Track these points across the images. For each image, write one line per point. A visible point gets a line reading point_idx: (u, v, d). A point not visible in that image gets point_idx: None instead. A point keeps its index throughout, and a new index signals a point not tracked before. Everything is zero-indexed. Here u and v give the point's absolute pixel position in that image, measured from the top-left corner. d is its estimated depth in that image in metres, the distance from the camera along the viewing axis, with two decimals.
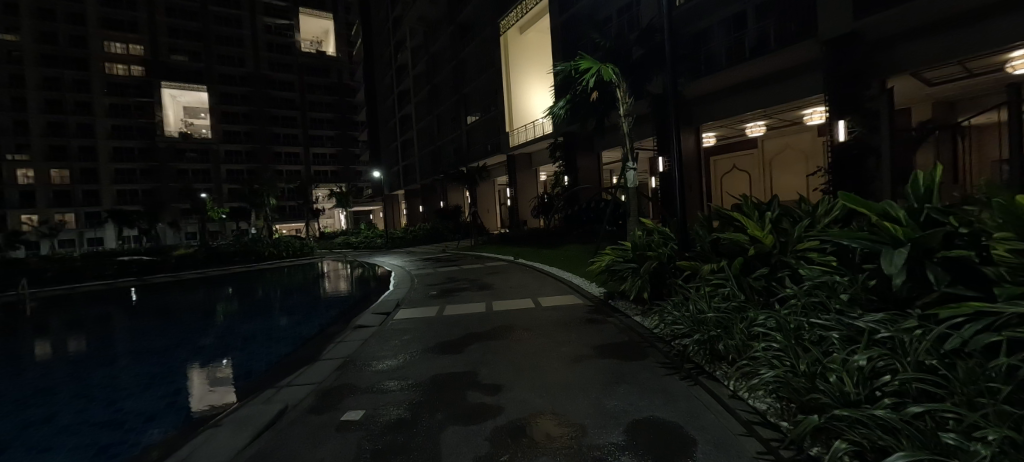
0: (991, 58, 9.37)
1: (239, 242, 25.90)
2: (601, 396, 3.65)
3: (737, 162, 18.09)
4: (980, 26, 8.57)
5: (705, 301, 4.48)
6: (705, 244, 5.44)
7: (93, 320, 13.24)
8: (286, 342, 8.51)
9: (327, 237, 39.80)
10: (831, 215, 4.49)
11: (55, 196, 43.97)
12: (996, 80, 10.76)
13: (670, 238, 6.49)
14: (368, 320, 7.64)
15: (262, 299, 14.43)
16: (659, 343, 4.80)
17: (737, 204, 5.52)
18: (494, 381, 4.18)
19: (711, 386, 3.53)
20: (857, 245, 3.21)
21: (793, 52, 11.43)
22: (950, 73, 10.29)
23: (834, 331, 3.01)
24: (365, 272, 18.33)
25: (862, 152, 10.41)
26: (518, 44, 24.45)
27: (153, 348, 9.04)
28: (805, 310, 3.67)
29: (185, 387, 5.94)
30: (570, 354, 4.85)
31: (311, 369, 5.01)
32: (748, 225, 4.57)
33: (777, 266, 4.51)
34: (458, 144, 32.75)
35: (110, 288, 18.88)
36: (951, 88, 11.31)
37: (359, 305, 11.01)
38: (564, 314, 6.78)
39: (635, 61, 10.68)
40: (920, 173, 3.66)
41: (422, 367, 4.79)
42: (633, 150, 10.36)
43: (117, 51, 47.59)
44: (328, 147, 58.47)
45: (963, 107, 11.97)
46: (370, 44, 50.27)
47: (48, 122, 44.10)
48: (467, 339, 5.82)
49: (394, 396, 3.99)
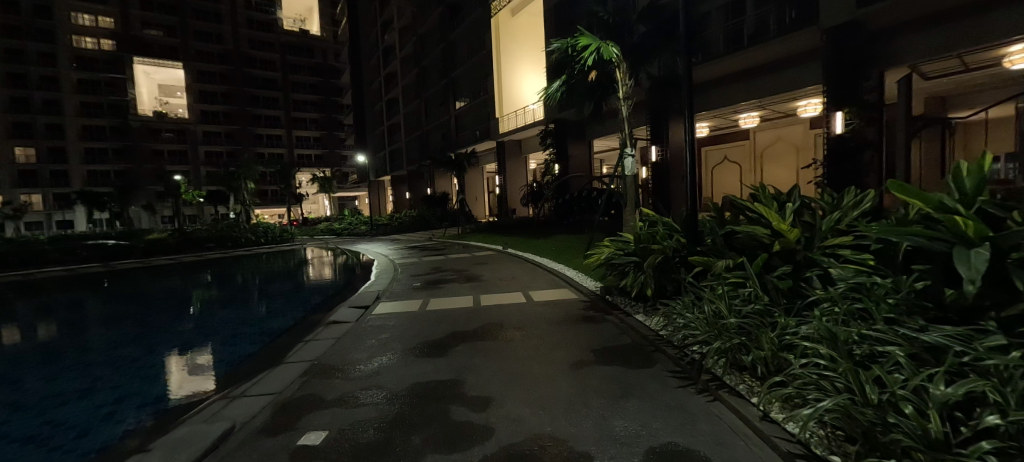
0: (988, 53, 9.02)
1: (216, 227, 24.84)
2: (606, 415, 3.13)
3: (728, 154, 17.81)
4: (984, 18, 8.18)
5: (722, 302, 3.91)
6: (717, 238, 4.85)
7: (62, 304, 12.51)
8: (259, 336, 7.85)
9: (310, 223, 38.68)
10: (861, 207, 4.05)
11: (21, 176, 41.75)
12: (996, 76, 10.30)
13: (674, 229, 5.93)
14: (345, 315, 6.97)
15: (240, 286, 13.68)
16: (665, 347, 4.31)
17: (754, 193, 4.99)
18: (482, 393, 3.62)
19: (736, 403, 3.02)
20: (907, 241, 2.76)
21: (796, 41, 10.83)
22: (946, 68, 9.95)
23: (894, 344, 2.48)
24: (349, 259, 17.65)
25: (861, 145, 10.00)
26: (509, 26, 23.35)
27: (119, 339, 8.38)
28: (847, 316, 3.15)
29: (134, 393, 5.25)
30: (567, 359, 4.31)
31: (273, 375, 4.37)
32: (771, 218, 4.03)
33: (802, 265, 3.97)
34: (446, 130, 31.87)
35: (74, 274, 17.79)
36: (946, 83, 10.95)
37: (339, 295, 10.42)
38: (558, 310, 6.29)
39: (635, 42, 9.88)
40: (965, 162, 3.18)
41: (401, 373, 4.22)
42: (632, 136, 9.79)
43: (85, 23, 45.32)
44: (311, 130, 56.96)
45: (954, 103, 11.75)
46: (354, 22, 48.50)
47: (12, 97, 41.75)
48: (452, 339, 5.25)
49: (364, 412, 3.41)
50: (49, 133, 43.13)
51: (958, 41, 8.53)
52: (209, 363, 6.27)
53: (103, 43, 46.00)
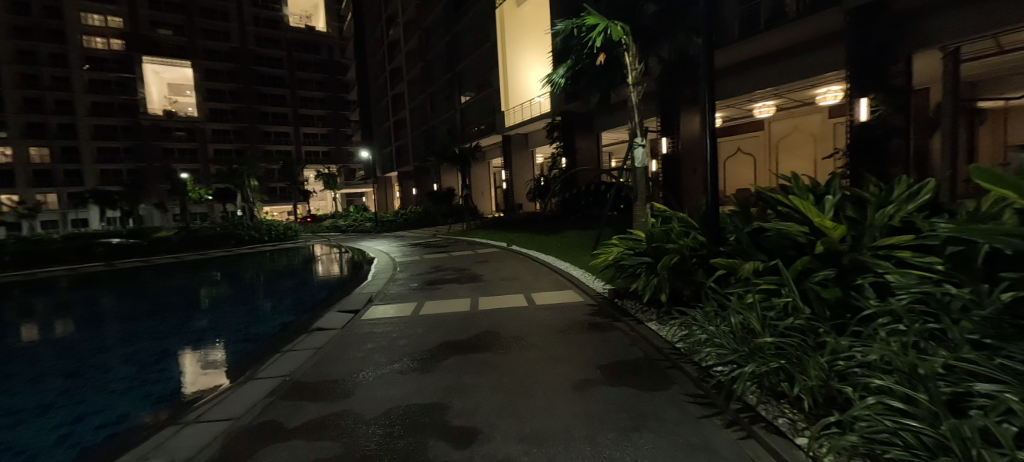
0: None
1: (221, 225, 24.65)
2: (615, 457, 2.53)
3: (741, 144, 17.04)
4: None
5: (754, 313, 3.27)
6: (743, 237, 4.18)
7: (60, 303, 12.23)
8: (244, 337, 7.35)
9: (317, 219, 38.58)
10: (917, 200, 3.40)
11: (35, 176, 42.25)
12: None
13: (691, 226, 5.31)
14: (331, 321, 6.45)
15: (246, 283, 13.41)
16: (683, 363, 3.71)
17: (783, 185, 4.35)
18: (468, 423, 3.06)
19: (774, 442, 2.40)
20: (996, 243, 2.10)
21: (817, 24, 9.98)
22: (980, 49, 8.93)
23: (1001, 388, 1.84)
24: (354, 256, 17.28)
25: (886, 133, 9.19)
26: (513, 18, 22.65)
27: (106, 340, 8.00)
28: (919, 338, 2.50)
29: (97, 408, 4.71)
30: (571, 378, 3.73)
31: (234, 396, 3.83)
32: (809, 213, 3.40)
33: (849, 271, 3.32)
34: (452, 125, 31.33)
35: (77, 272, 17.63)
36: (979, 67, 9.96)
37: (337, 293, 9.99)
38: (561, 315, 5.72)
39: (645, 25, 9.16)
40: None
41: (379, 394, 3.67)
42: (642, 125, 9.14)
43: (95, 23, 45.47)
44: (318, 127, 56.76)
45: (985, 86, 10.82)
46: (359, 18, 48.02)
47: (24, 98, 42.11)
48: (440, 351, 4.70)
49: (326, 447, 2.85)
50: (61, 132, 43.50)
51: (997, 19, 7.64)
52: (202, 365, 5.83)
53: (113, 43, 46.19)
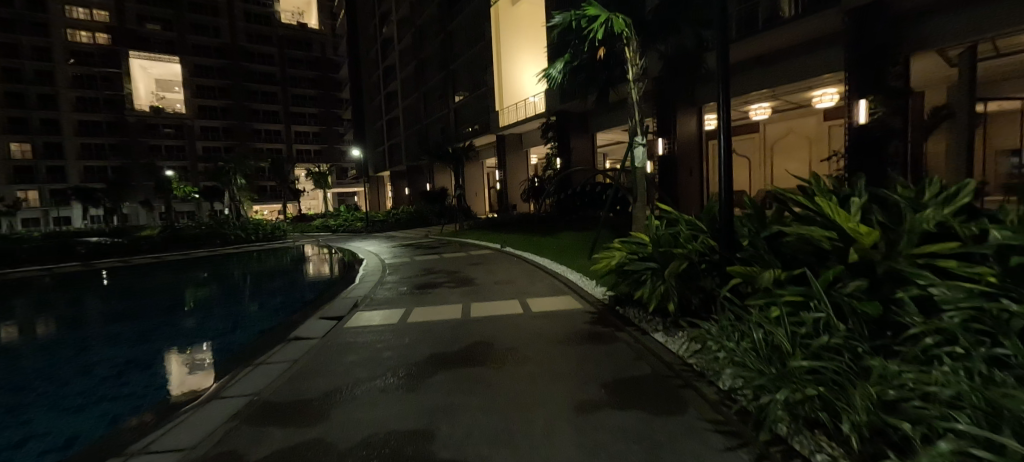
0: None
1: (207, 223, 23.93)
2: None
3: (735, 146, 16.72)
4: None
5: (781, 330, 2.90)
6: (759, 242, 3.81)
7: (29, 304, 11.58)
8: (219, 344, 6.85)
9: (307, 219, 37.85)
10: (957, 201, 3.05)
11: (16, 172, 40.67)
12: None
13: (699, 228, 4.96)
14: (311, 330, 5.98)
15: (230, 284, 12.83)
16: (699, 383, 3.35)
17: (802, 185, 3.99)
18: (455, 456, 2.66)
19: None
20: None
21: (817, 24, 9.68)
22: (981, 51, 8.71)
23: None
24: (344, 256, 16.78)
25: (883, 136, 8.90)
26: (508, 16, 22.26)
27: (66, 347, 7.41)
28: (982, 361, 2.16)
29: (44, 430, 4.22)
30: (574, 400, 3.33)
31: (193, 419, 3.39)
32: (837, 216, 3.04)
33: (883, 282, 2.98)
34: (445, 123, 30.89)
35: (51, 273, 16.83)
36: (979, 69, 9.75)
37: (322, 296, 9.48)
38: (558, 323, 5.35)
39: (645, 19, 8.75)
40: None
41: (357, 418, 3.25)
42: (641, 123, 8.82)
43: (80, 16, 44.42)
44: (310, 125, 55.98)
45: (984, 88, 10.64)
46: (352, 15, 47.41)
47: (5, 92, 40.83)
48: (427, 365, 4.28)
49: None
50: (44, 128, 42.26)
51: (999, 21, 7.41)
52: (184, 373, 5.41)
53: (98, 37, 45.12)
